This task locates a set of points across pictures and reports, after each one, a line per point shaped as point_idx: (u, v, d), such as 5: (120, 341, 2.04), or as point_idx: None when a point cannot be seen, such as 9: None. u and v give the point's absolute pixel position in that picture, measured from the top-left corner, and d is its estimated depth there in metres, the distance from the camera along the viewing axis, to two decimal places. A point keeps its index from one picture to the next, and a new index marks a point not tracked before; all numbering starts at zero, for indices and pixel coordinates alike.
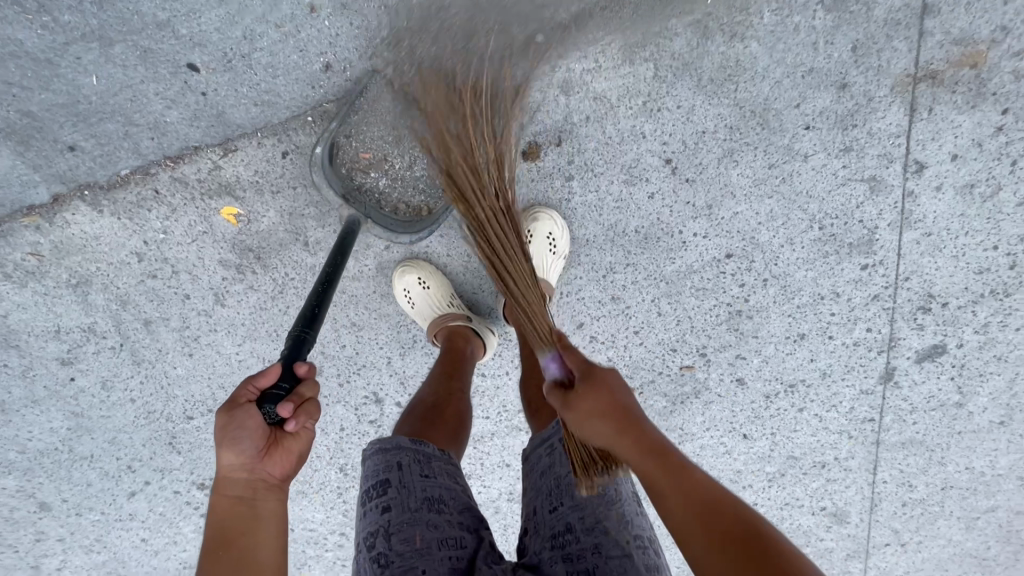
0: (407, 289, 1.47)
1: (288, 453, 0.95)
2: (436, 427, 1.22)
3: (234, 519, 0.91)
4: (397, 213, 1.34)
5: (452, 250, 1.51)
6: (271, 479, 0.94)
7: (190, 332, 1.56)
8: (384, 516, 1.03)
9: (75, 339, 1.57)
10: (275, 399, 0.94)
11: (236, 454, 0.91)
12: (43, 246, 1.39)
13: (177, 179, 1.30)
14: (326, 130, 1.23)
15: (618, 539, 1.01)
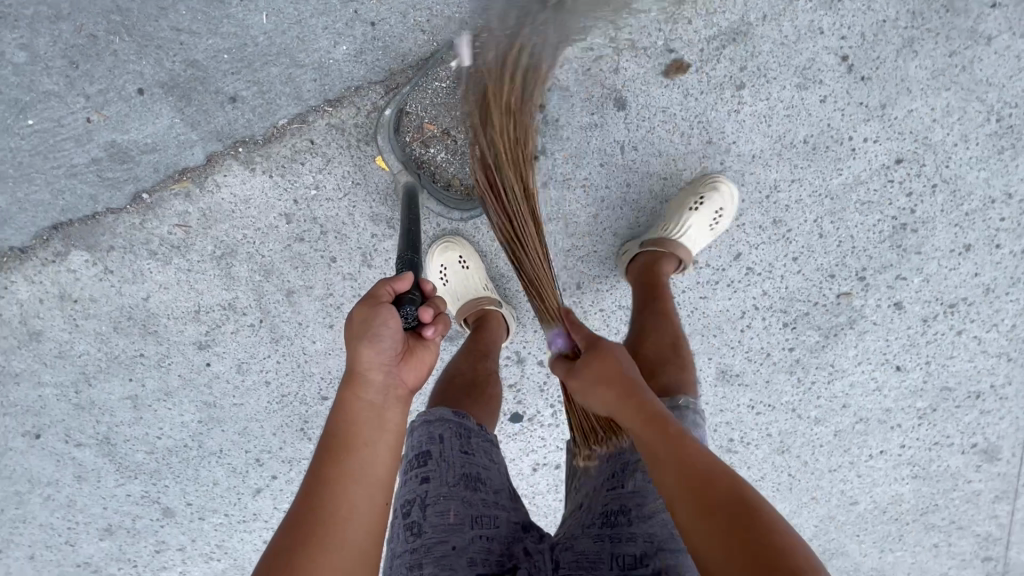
0: (444, 266, 1.41)
1: (424, 364, 0.86)
2: (473, 406, 1.17)
3: (356, 424, 0.81)
4: (450, 189, 1.32)
5: (610, 180, 1.37)
6: (402, 390, 0.84)
7: (333, 302, 1.48)
8: (422, 486, 0.99)
9: (215, 319, 1.51)
10: (413, 304, 0.88)
11: (375, 353, 0.82)
12: (191, 215, 1.34)
13: (334, 126, 1.25)
14: (398, 96, 1.22)
15: (672, 530, 0.96)
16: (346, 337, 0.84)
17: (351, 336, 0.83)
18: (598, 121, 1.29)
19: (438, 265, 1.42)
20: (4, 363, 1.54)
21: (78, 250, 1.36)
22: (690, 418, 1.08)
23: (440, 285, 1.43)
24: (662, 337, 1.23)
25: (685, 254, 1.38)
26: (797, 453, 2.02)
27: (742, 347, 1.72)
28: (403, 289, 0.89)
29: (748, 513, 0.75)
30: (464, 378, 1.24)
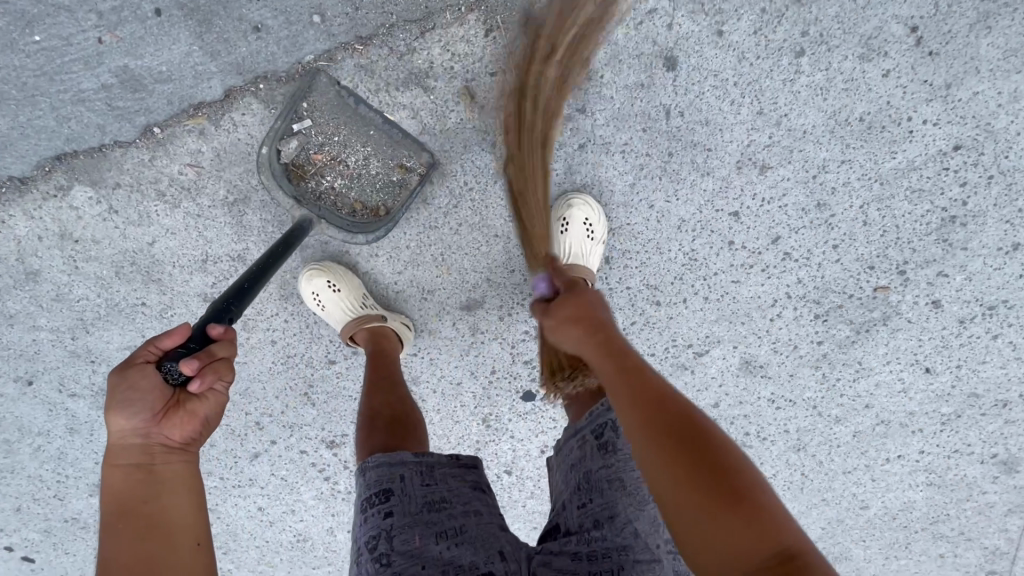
0: (315, 293, 1.39)
1: (191, 417, 0.89)
2: (393, 436, 1.18)
3: (129, 485, 0.87)
4: (354, 214, 1.32)
5: (651, 146, 1.28)
6: (173, 442, 0.90)
7: (349, 258, 1.43)
8: (386, 520, 1.02)
9: (223, 271, 1.43)
10: (178, 359, 0.88)
11: (129, 419, 0.86)
12: (204, 155, 1.25)
13: (364, 68, 1.17)
14: (274, 130, 1.21)
15: (649, 540, 1.01)
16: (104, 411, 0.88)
17: (106, 408, 0.87)
18: (645, 81, 1.20)
19: (310, 290, 1.40)
20: None
21: (83, 186, 1.28)
22: (622, 418, 1.09)
23: (318, 312, 1.42)
24: (592, 354, 1.23)
25: (584, 270, 1.36)
26: (813, 452, 1.96)
27: (769, 337, 1.65)
28: (170, 347, 0.90)
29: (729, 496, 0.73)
30: (386, 411, 1.25)
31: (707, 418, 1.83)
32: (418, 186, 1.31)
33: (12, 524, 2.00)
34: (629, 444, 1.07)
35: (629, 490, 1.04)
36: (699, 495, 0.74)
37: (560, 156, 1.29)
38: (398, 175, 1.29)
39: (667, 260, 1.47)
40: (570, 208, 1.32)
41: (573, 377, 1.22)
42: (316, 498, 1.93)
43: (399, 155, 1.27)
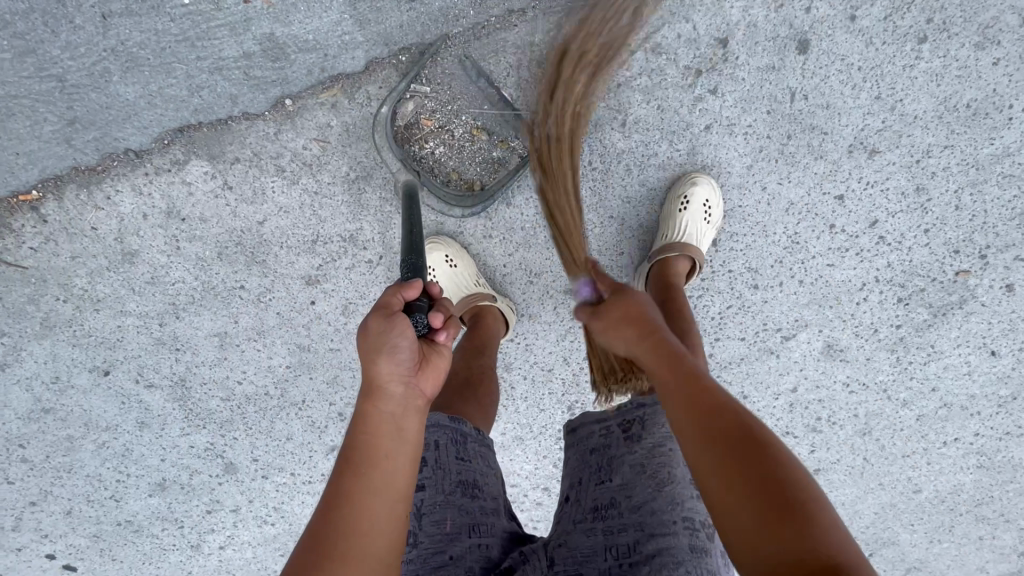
0: (432, 267, 1.39)
1: (441, 371, 0.85)
2: (467, 405, 1.18)
3: (380, 434, 0.79)
4: (449, 184, 1.29)
5: (773, 128, 1.32)
6: (422, 400, 0.82)
7: (461, 239, 1.42)
8: (418, 494, 1.00)
9: (331, 252, 1.38)
10: (423, 313, 0.86)
11: (395, 365, 0.79)
12: (333, 129, 1.22)
13: (509, 42, 1.17)
14: (393, 91, 1.19)
15: (664, 518, 0.96)
16: (361, 356, 0.80)
17: (370, 352, 0.79)
18: (776, 63, 1.24)
19: (426, 264, 1.40)
20: (85, 287, 1.38)
21: (200, 160, 1.23)
22: (653, 411, 1.05)
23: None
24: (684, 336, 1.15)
25: (694, 251, 1.33)
26: (878, 437, 1.99)
27: (853, 321, 1.69)
28: (412, 298, 0.86)
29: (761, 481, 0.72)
30: (460, 377, 1.27)
31: (784, 403, 1.86)
32: (516, 168, 1.28)
33: (56, 531, 1.86)
34: (656, 432, 1.03)
35: (650, 474, 1.00)
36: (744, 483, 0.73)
37: (686, 136, 1.30)
38: (500, 152, 1.27)
39: (770, 243, 1.50)
40: (694, 185, 1.31)
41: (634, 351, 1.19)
42: None
43: (506, 133, 1.25)
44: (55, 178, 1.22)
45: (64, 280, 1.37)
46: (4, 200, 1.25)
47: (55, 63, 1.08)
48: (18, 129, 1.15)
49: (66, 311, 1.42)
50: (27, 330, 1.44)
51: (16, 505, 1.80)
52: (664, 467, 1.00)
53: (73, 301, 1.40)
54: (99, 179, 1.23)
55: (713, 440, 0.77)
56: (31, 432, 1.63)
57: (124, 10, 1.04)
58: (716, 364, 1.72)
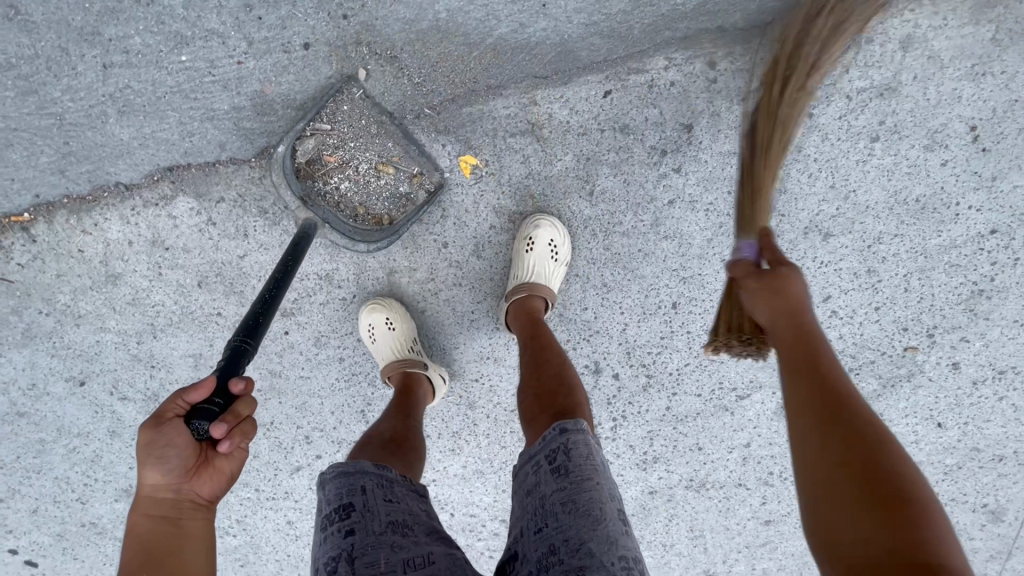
0: (373, 326, 1.43)
1: (219, 474, 0.96)
2: (395, 455, 1.21)
3: (151, 532, 0.92)
4: (356, 218, 1.34)
5: (734, 206, 1.40)
6: (198, 498, 0.95)
7: (432, 285, 1.47)
8: (347, 540, 1.00)
9: (307, 288, 1.46)
10: (205, 417, 0.91)
11: (163, 475, 0.91)
12: (314, 180, 1.30)
13: (486, 114, 1.25)
14: (293, 129, 1.23)
15: (604, 558, 0.94)
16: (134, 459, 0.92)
17: (138, 461, 0.91)
18: (738, 150, 1.32)
19: (366, 321, 1.44)
20: (68, 303, 1.44)
21: (186, 196, 1.29)
22: (575, 440, 1.06)
23: (367, 342, 1.45)
24: (548, 374, 1.24)
25: (543, 288, 1.38)
26: None
27: None
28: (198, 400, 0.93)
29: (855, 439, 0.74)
30: (382, 436, 1.27)
31: (737, 456, 1.93)
32: (423, 203, 1.34)
33: (23, 527, 1.91)
34: (581, 465, 1.03)
35: (583, 511, 0.98)
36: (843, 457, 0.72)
37: (650, 208, 1.38)
38: (409, 185, 1.32)
39: None
40: (537, 227, 1.33)
41: (533, 393, 1.22)
42: None
43: (411, 167, 1.30)
44: (48, 203, 1.28)
45: (47, 295, 1.42)
46: None
47: (56, 103, 1.15)
48: (15, 157, 1.21)
49: (47, 323, 1.47)
50: (9, 339, 1.49)
51: None
52: (595, 503, 0.99)
53: (55, 315, 1.46)
54: (88, 208, 1.30)
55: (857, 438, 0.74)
56: (5, 432, 1.68)
57: (123, 62, 1.13)
58: (673, 416, 1.79)
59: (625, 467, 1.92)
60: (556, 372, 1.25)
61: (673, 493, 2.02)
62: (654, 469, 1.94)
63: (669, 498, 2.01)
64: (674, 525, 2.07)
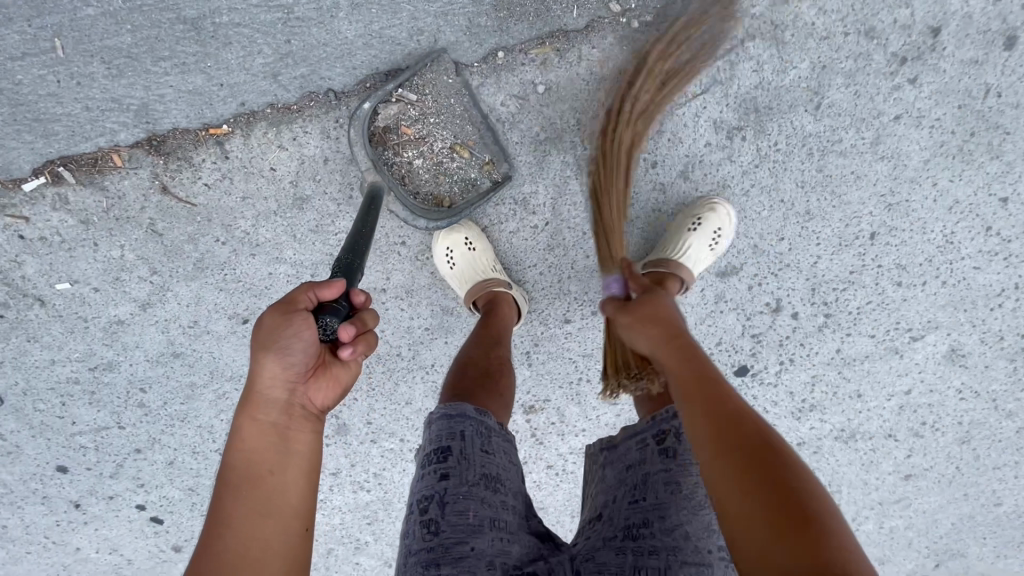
0: (451, 248, 1.36)
1: (333, 382, 0.92)
2: (487, 395, 1.13)
3: (257, 440, 0.88)
4: (418, 198, 1.28)
5: (960, 123, 1.32)
6: (308, 405, 0.91)
7: (630, 212, 1.39)
8: (441, 483, 0.97)
9: (500, 214, 1.39)
10: (334, 316, 0.90)
11: (282, 369, 0.87)
12: (534, 88, 1.22)
13: (726, 17, 1.20)
14: (381, 92, 1.18)
15: (699, 544, 0.97)
16: (253, 345, 0.88)
17: (258, 348, 0.88)
18: (981, 57, 1.25)
19: (444, 247, 1.37)
20: (248, 231, 1.35)
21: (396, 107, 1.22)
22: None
23: (445, 267, 1.37)
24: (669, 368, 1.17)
25: (685, 273, 1.35)
26: (976, 446, 1.99)
27: (982, 326, 1.70)
28: (328, 297, 0.91)
29: (772, 472, 0.79)
30: (482, 363, 1.21)
31: (894, 404, 1.87)
32: (487, 191, 1.29)
33: (154, 481, 1.83)
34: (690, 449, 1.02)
35: (688, 495, 0.99)
36: (728, 472, 0.82)
37: (875, 124, 1.31)
38: (478, 171, 1.27)
39: (925, 241, 1.50)
40: (709, 213, 1.33)
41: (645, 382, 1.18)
42: None
43: (483, 154, 1.26)
44: (250, 113, 1.20)
45: (228, 221, 1.34)
46: (191, 131, 1.21)
47: None
48: (230, 58, 1.13)
49: (221, 253, 1.38)
50: (179, 270, 1.41)
51: (120, 452, 1.75)
52: (699, 489, 1.00)
53: (232, 244, 1.37)
54: (292, 119, 1.22)
55: (748, 467, 0.81)
56: (155, 376, 1.59)
57: None
58: (841, 360, 1.73)
59: (780, 417, 1.86)
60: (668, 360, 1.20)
61: (819, 445, 1.96)
62: (807, 419, 1.88)
63: (816, 451, 1.96)
64: None
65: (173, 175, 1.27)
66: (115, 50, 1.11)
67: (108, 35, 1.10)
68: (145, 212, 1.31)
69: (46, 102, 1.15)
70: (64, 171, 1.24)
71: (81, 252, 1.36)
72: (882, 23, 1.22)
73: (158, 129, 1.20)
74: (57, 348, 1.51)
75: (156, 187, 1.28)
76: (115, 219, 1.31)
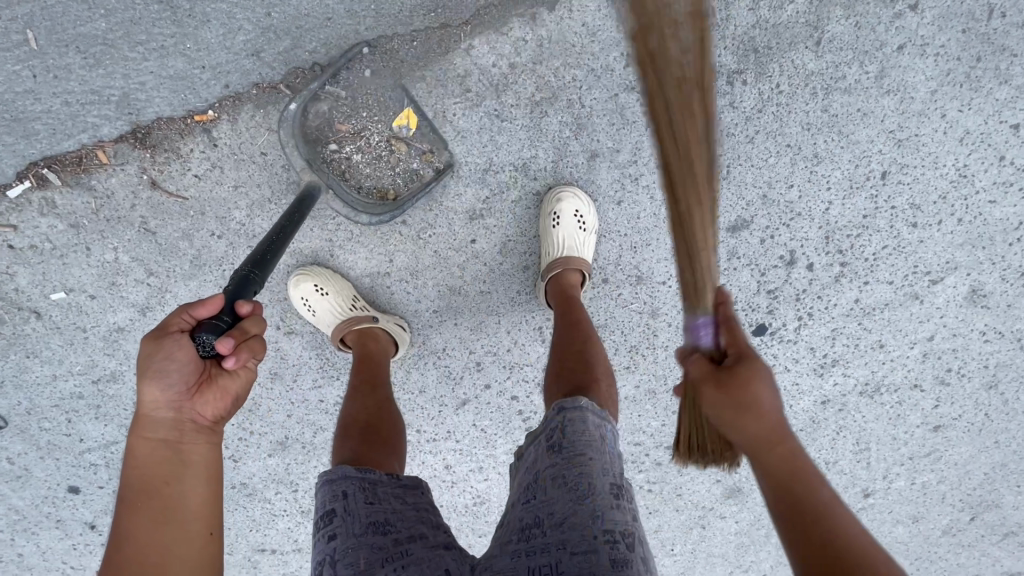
0: (304, 298, 1.39)
1: (223, 394, 0.91)
2: (368, 449, 1.16)
3: (151, 458, 0.87)
4: (362, 191, 1.28)
5: (966, 48, 1.29)
6: (201, 420, 0.90)
7: (633, 170, 1.35)
8: (330, 544, 0.99)
9: (501, 184, 1.34)
10: (212, 332, 0.87)
11: (161, 391, 0.87)
12: (526, 44, 1.18)
13: None
14: (308, 91, 1.16)
15: (585, 532, 0.91)
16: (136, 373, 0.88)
17: (141, 373, 0.87)
18: None
19: (298, 294, 1.39)
20: (243, 222, 1.31)
21: (385, 80, 1.19)
22: (572, 417, 1.02)
23: (310, 316, 1.41)
24: (575, 337, 1.23)
25: (580, 262, 1.37)
26: (1003, 390, 1.94)
27: (1002, 263, 1.66)
28: (205, 316, 0.89)
29: (791, 481, 0.78)
30: (359, 422, 1.24)
31: (918, 353, 1.83)
32: (431, 179, 1.29)
33: None
34: (575, 440, 1.00)
35: (571, 487, 0.95)
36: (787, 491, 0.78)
37: (878, 56, 1.27)
38: (417, 162, 1.27)
39: (938, 176, 1.46)
40: (560, 203, 1.32)
41: (553, 368, 1.19)
42: (510, 453, 1.81)
43: (423, 143, 1.26)
44: (235, 96, 1.16)
45: (222, 213, 1.30)
46: (176, 120, 1.17)
47: None
48: (210, 38, 1.10)
49: (218, 248, 1.34)
50: (175, 270, 1.36)
51: None
52: (583, 478, 0.96)
53: (228, 237, 1.32)
54: (278, 98, 1.18)
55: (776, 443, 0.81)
56: None
57: None
58: (860, 310, 1.69)
59: (801, 375, 1.82)
60: (580, 348, 1.20)
61: (844, 402, 1.92)
62: (830, 374, 1.84)
63: (841, 407, 1.92)
64: (841, 438, 1.98)
65: (161, 169, 1.23)
66: (92, 38, 1.08)
67: (82, 22, 1.07)
68: (137, 210, 1.27)
69: (25, 101, 1.12)
70: (49, 172, 1.20)
71: (74, 258, 1.32)
72: None
73: (142, 121, 1.16)
74: (58, 362, 1.47)
75: (144, 183, 1.24)
76: (106, 221, 1.28)
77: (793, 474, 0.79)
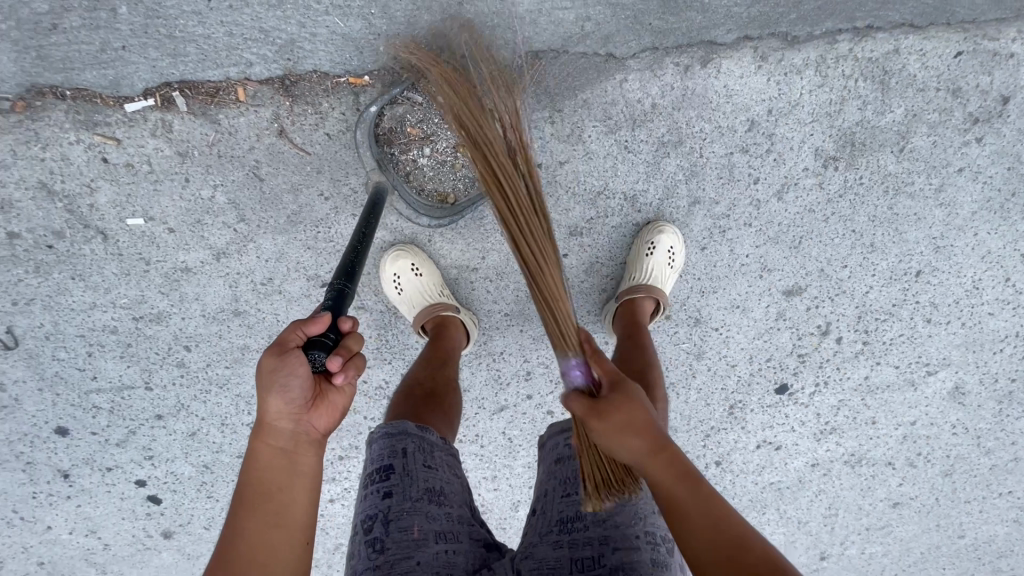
0: (397, 275, 1.38)
1: (333, 409, 0.89)
2: (430, 412, 1.18)
3: (264, 468, 0.87)
4: (422, 193, 1.31)
5: (1007, 182, 1.52)
6: (313, 433, 0.89)
7: (723, 223, 1.47)
8: (385, 502, 1.00)
9: (608, 208, 1.41)
10: (324, 349, 0.87)
11: (282, 406, 0.85)
12: (670, 90, 1.29)
13: (851, 54, 1.31)
14: (386, 93, 1.20)
15: (627, 531, 1.00)
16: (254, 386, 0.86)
17: (261, 386, 0.85)
18: None
19: (391, 270, 1.39)
20: (357, 189, 1.29)
21: (536, 91, 1.27)
22: None
23: (395, 294, 1.40)
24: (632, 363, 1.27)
25: (660, 293, 1.43)
26: (956, 479, 2.14)
27: (983, 368, 1.91)
28: (314, 334, 0.88)
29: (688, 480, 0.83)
30: (424, 386, 1.24)
31: (899, 433, 2.02)
32: None
33: (167, 453, 1.65)
34: None
35: None
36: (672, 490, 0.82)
37: (942, 173, 1.48)
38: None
39: (957, 284, 1.69)
40: (660, 234, 1.41)
41: None
42: (527, 467, 1.81)
43: None
44: (397, 69, 1.20)
45: (339, 176, 1.28)
46: (330, 77, 1.19)
47: None
48: (397, 11, 1.16)
49: (321, 210, 1.31)
50: (267, 222, 1.32)
51: (137, 418, 1.58)
52: None
53: (336, 202, 1.30)
54: None
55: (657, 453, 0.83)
56: (206, 334, 1.46)
57: None
58: (866, 387, 1.87)
59: (801, 437, 1.96)
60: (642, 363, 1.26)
61: (829, 468, 2.06)
62: (824, 442, 1.98)
63: (825, 473, 2.05)
64: (816, 501, 2.10)
65: (295, 120, 1.22)
66: None
67: None
68: (253, 154, 1.24)
69: (187, 20, 1.12)
70: (179, 97, 1.17)
71: (167, 187, 1.25)
72: (969, 85, 1.38)
73: (297, 69, 1.18)
74: (104, 291, 1.37)
75: (273, 129, 1.22)
76: (216, 157, 1.23)
77: (687, 490, 0.82)
